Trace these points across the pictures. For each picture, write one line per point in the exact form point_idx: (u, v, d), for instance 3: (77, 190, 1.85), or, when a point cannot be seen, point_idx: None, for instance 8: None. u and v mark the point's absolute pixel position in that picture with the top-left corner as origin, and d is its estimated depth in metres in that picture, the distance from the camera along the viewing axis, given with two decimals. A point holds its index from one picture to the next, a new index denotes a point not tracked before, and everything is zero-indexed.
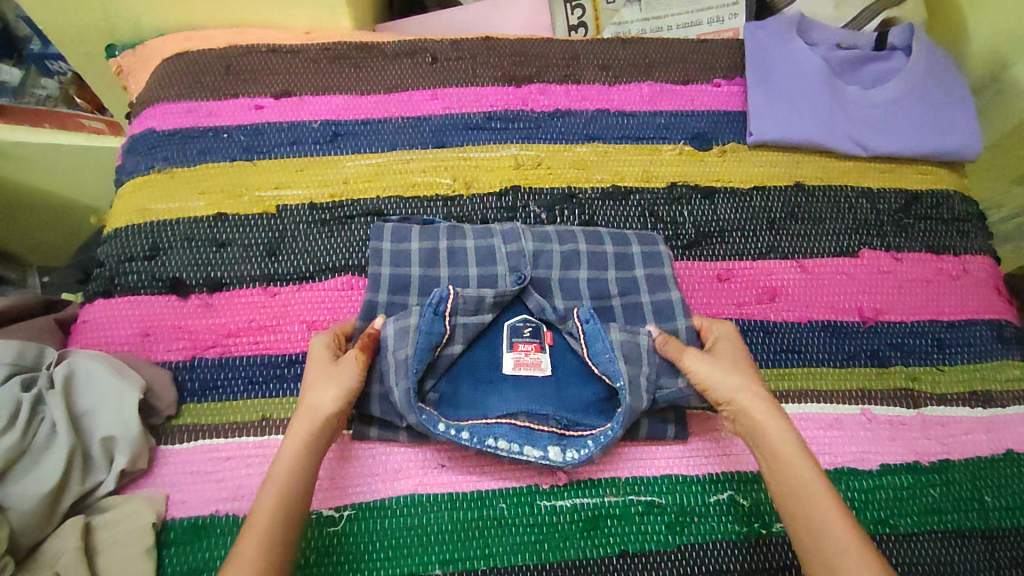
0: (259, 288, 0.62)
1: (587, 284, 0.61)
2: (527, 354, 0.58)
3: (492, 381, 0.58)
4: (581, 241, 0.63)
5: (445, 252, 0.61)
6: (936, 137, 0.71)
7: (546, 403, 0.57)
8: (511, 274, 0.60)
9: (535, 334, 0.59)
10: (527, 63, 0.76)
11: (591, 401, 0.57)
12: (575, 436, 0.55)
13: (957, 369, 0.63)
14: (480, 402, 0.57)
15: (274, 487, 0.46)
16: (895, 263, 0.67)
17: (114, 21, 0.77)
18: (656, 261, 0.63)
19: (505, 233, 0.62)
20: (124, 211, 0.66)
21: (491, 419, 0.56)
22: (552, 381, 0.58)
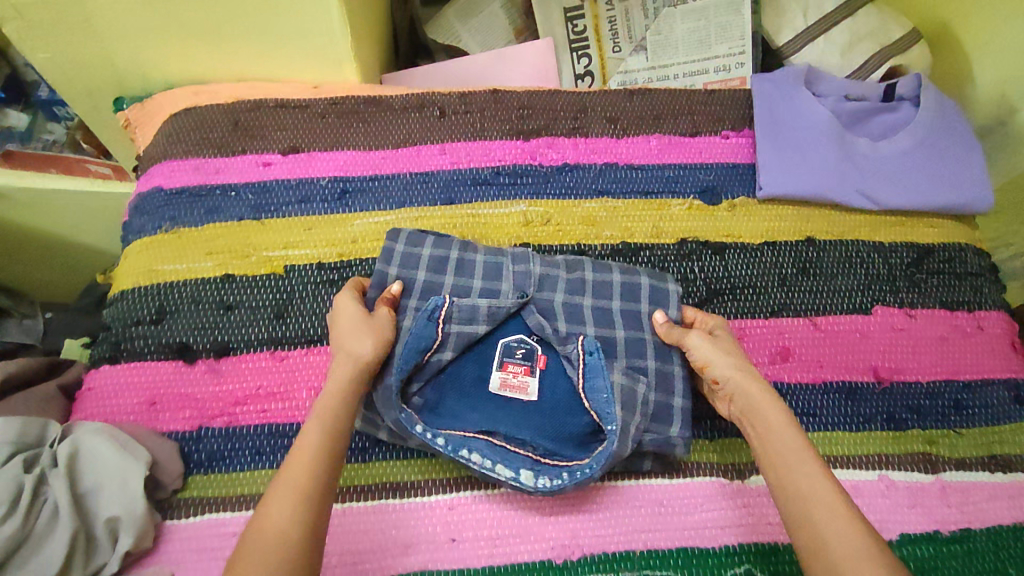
0: (267, 352, 0.61)
1: (589, 312, 0.61)
2: (515, 376, 0.58)
3: (479, 394, 0.58)
4: (588, 272, 0.63)
5: (455, 266, 0.62)
6: (948, 190, 0.71)
7: (526, 427, 0.56)
8: (513, 296, 0.61)
9: (530, 359, 0.59)
10: (535, 116, 0.75)
11: (574, 435, 0.57)
12: (550, 464, 0.55)
13: (976, 432, 0.62)
14: (459, 415, 0.57)
15: (320, 421, 0.50)
16: (909, 321, 0.66)
17: (122, 75, 0.77)
18: (662, 298, 0.62)
19: (515, 255, 0.63)
20: (130, 272, 0.66)
21: (467, 433, 0.55)
22: (538, 407, 0.58)
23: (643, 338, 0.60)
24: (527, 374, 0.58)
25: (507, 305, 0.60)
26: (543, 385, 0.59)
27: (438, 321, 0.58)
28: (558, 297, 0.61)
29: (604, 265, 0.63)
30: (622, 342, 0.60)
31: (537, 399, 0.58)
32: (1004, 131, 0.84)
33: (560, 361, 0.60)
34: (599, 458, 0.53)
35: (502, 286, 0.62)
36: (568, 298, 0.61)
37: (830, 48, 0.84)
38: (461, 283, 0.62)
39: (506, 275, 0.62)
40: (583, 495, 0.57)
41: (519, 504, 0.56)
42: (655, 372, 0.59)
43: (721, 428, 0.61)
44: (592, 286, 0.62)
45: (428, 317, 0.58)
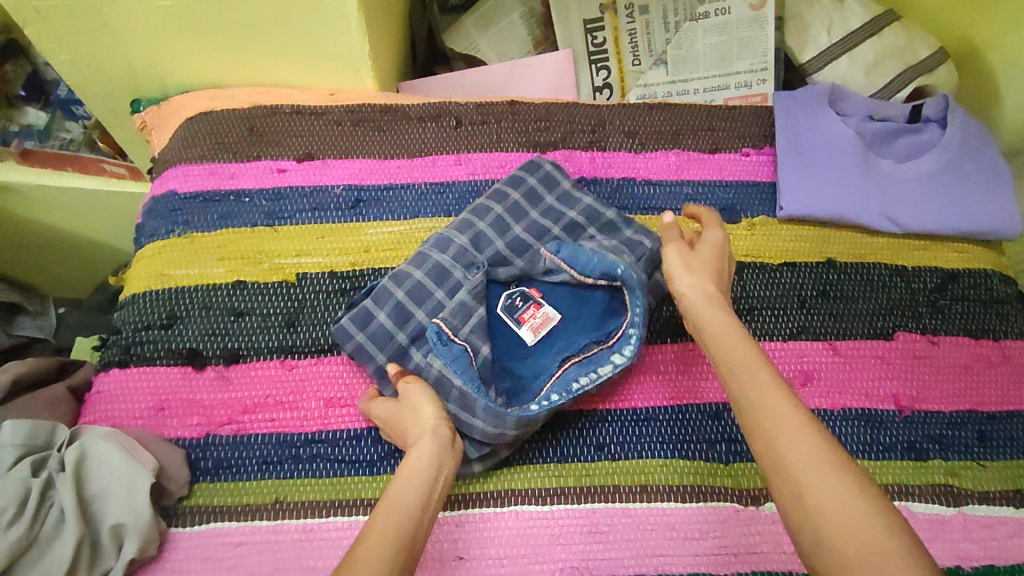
0: (277, 361, 0.61)
1: (518, 229, 0.66)
2: (534, 317, 0.61)
3: (535, 346, 0.61)
4: (498, 205, 0.66)
5: (407, 297, 0.61)
6: (975, 214, 0.69)
7: (576, 339, 0.62)
8: (472, 273, 0.62)
9: (528, 301, 0.62)
10: (552, 128, 0.75)
11: (603, 310, 0.63)
12: (619, 339, 0.60)
13: (1000, 465, 0.60)
14: (539, 369, 0.60)
15: (392, 507, 0.43)
16: (931, 348, 0.65)
17: (140, 78, 0.77)
18: (554, 181, 0.69)
19: (435, 244, 0.63)
20: (141, 276, 0.65)
21: (561, 374, 0.59)
22: (565, 320, 0.62)
23: (570, 219, 0.67)
24: (539, 309, 0.62)
25: (479, 280, 0.61)
26: (553, 303, 0.63)
27: (450, 339, 0.58)
28: (495, 243, 0.65)
29: (498, 193, 0.67)
30: (556, 228, 0.67)
31: (561, 314, 0.62)
32: None
33: (547, 282, 0.64)
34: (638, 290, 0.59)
35: (457, 274, 0.62)
36: (499, 235, 0.65)
37: (854, 67, 0.83)
38: (430, 300, 0.61)
39: (456, 266, 0.63)
40: (594, 516, 0.56)
41: (529, 524, 0.55)
42: (583, 209, 0.68)
43: (737, 451, 0.59)
44: (508, 218, 0.66)
45: (440, 341, 0.58)
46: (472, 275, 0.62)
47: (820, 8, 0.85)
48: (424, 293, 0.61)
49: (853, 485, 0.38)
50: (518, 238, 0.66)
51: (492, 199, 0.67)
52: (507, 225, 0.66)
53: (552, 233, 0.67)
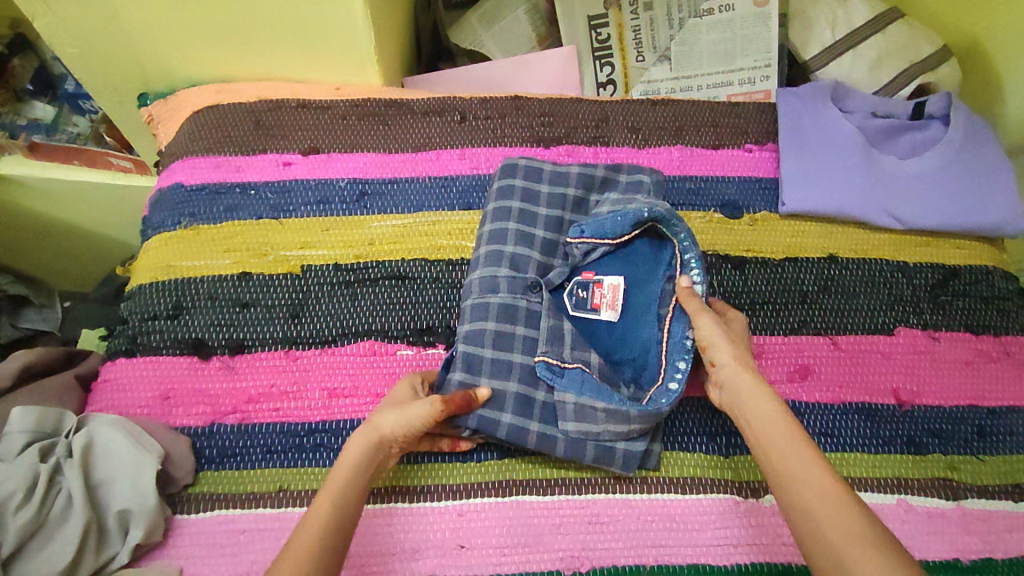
0: (282, 351, 0.61)
1: (539, 231, 0.63)
2: (601, 295, 0.61)
3: (623, 321, 0.61)
4: (509, 222, 0.63)
5: (472, 347, 0.58)
6: (977, 211, 0.69)
7: (648, 292, 0.61)
8: (536, 296, 0.61)
9: (588, 288, 0.62)
10: (556, 123, 0.75)
11: (646, 264, 0.62)
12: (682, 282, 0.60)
13: (999, 460, 0.60)
14: (643, 339, 0.60)
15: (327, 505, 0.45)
16: (932, 343, 0.65)
17: (148, 72, 0.78)
18: (557, 175, 0.65)
19: (481, 286, 0.60)
20: (148, 267, 0.66)
21: (667, 338, 0.59)
22: (630, 281, 0.62)
23: (585, 199, 0.66)
24: (602, 286, 0.62)
25: (547, 298, 0.60)
26: (609, 272, 0.63)
27: (557, 370, 0.58)
28: (535, 260, 0.62)
29: (499, 210, 0.64)
30: (567, 210, 0.65)
31: (623, 276, 0.62)
32: None
33: (593, 261, 0.63)
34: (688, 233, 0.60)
35: (523, 303, 0.60)
36: (530, 249, 0.62)
37: (858, 64, 0.83)
38: (491, 338, 0.58)
39: (518, 295, 0.60)
40: (595, 507, 0.56)
41: (530, 513, 0.55)
42: (578, 178, 0.66)
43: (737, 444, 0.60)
44: (525, 227, 0.63)
45: (553, 372, 0.58)
46: (534, 297, 0.61)
47: (824, 5, 0.85)
48: (485, 336, 0.58)
49: (866, 526, 0.40)
50: (546, 240, 0.63)
51: (496, 219, 0.63)
52: (530, 233, 0.63)
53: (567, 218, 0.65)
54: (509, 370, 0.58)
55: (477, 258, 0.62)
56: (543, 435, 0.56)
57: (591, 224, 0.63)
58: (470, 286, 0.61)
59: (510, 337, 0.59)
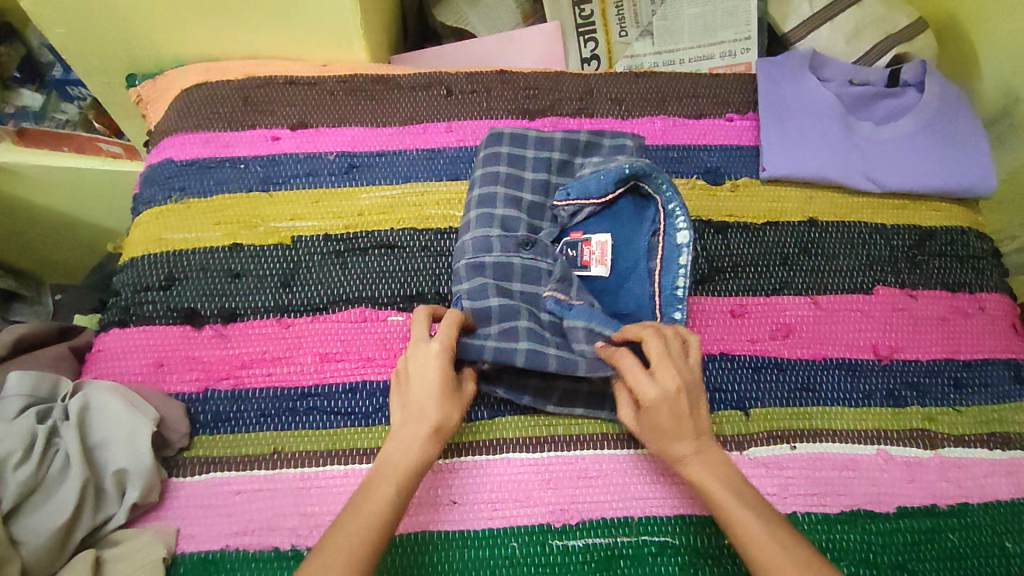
0: (274, 319, 0.62)
1: (527, 194, 0.65)
2: (589, 253, 0.63)
3: (613, 276, 0.63)
4: (498, 185, 0.64)
5: (475, 300, 0.59)
6: (951, 173, 0.71)
7: (636, 248, 0.63)
8: (528, 253, 0.62)
9: (577, 246, 0.63)
10: (541, 96, 0.76)
11: (631, 223, 0.65)
12: (667, 234, 0.62)
13: (975, 410, 0.62)
14: (637, 294, 0.62)
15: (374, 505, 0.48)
16: (910, 301, 0.67)
17: (136, 52, 0.78)
18: (539, 140, 0.67)
19: (474, 247, 0.61)
20: (139, 241, 0.67)
21: (659, 291, 0.61)
22: (617, 239, 0.64)
23: (568, 162, 0.67)
24: (590, 243, 0.63)
25: (541, 252, 0.62)
26: (596, 231, 0.65)
27: (566, 304, 0.59)
28: (524, 221, 0.64)
29: (486, 175, 0.65)
30: (552, 173, 0.66)
31: (610, 234, 0.64)
32: (1007, 117, 0.85)
33: (581, 222, 0.65)
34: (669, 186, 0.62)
35: (517, 260, 0.61)
36: (519, 212, 0.64)
37: (836, 35, 0.85)
38: (494, 292, 0.59)
39: (511, 253, 0.61)
40: (583, 462, 0.57)
41: (521, 469, 0.57)
42: (562, 142, 0.67)
43: (721, 400, 0.61)
44: (512, 192, 0.64)
45: (560, 305, 0.59)
46: (526, 254, 0.62)
47: None
48: (489, 289, 0.59)
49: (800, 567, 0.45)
50: (533, 204, 0.65)
51: (484, 183, 0.65)
52: (518, 197, 0.64)
53: (553, 181, 0.66)
54: (517, 313, 0.59)
55: (469, 221, 0.63)
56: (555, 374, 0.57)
57: (576, 185, 0.64)
58: (464, 247, 0.62)
59: (510, 290, 0.60)
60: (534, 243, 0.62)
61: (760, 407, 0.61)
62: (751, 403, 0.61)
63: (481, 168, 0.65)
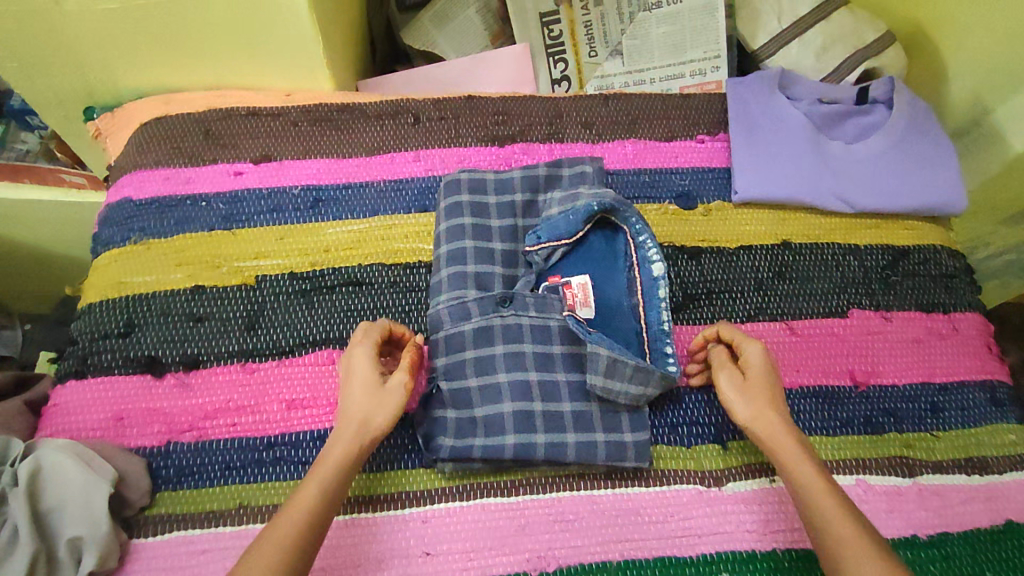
0: (238, 365, 0.61)
1: (496, 242, 0.63)
2: (574, 296, 0.61)
3: (600, 316, 0.61)
4: (467, 239, 0.62)
5: (451, 382, 0.58)
6: (920, 194, 0.72)
7: (613, 288, 0.62)
8: (508, 310, 0.59)
9: (557, 289, 0.61)
10: (510, 122, 0.76)
11: (606, 259, 0.63)
12: (641, 267, 0.62)
13: (953, 435, 0.62)
14: (626, 332, 0.61)
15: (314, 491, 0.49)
16: (884, 324, 0.67)
17: (93, 84, 0.76)
18: (506, 184, 0.66)
19: (452, 313, 0.59)
20: (97, 284, 0.64)
21: (647, 328, 0.60)
22: (596, 277, 0.62)
23: (535, 201, 0.66)
24: (571, 286, 0.61)
25: (523, 302, 0.59)
26: (572, 272, 0.63)
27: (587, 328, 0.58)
28: (498, 271, 0.62)
29: (453, 229, 0.63)
30: (518, 216, 0.65)
31: (589, 276, 0.62)
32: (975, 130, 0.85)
33: (555, 264, 0.63)
34: (635, 218, 0.63)
35: (497, 321, 0.59)
36: (493, 266, 0.62)
37: (805, 51, 0.84)
38: (472, 367, 0.58)
39: (491, 315, 0.59)
40: (559, 505, 0.56)
41: (495, 516, 0.55)
42: (523, 181, 0.66)
43: (697, 434, 0.60)
44: (482, 243, 0.63)
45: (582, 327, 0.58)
46: (505, 311, 0.59)
47: None
48: (466, 367, 0.58)
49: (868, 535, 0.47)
50: (505, 253, 0.63)
51: (451, 238, 0.63)
52: (489, 248, 0.63)
53: (520, 224, 0.64)
54: (499, 394, 0.57)
55: (440, 283, 0.61)
56: (551, 449, 0.56)
57: (545, 227, 0.63)
58: (440, 316, 0.60)
59: (492, 358, 0.58)
60: (512, 298, 0.59)
61: (739, 438, 0.60)
62: (729, 435, 0.60)
63: (444, 224, 0.64)
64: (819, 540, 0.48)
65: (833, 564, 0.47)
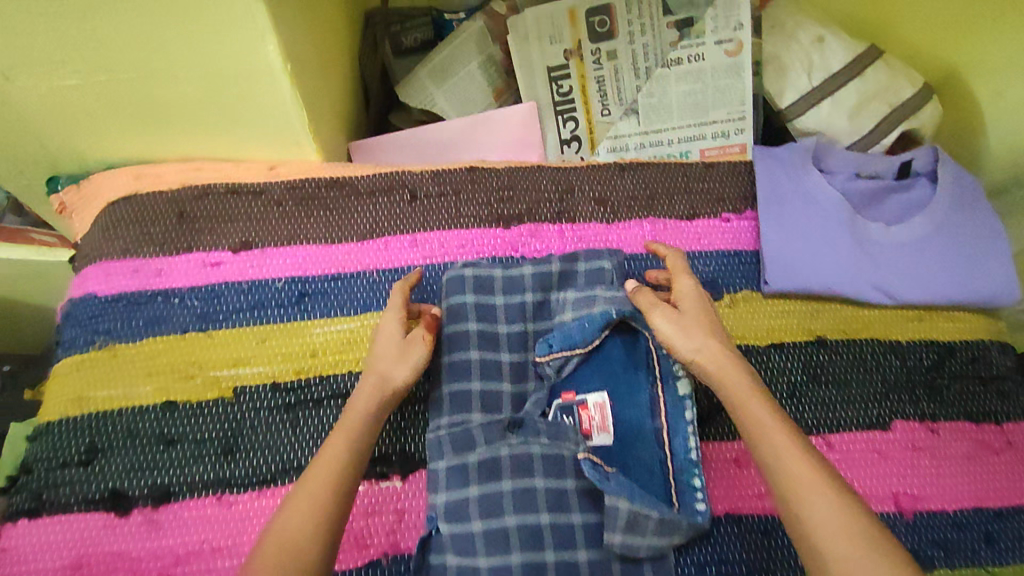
0: (213, 497, 0.55)
1: (504, 352, 0.58)
2: (590, 419, 0.55)
3: (619, 442, 0.55)
4: (472, 352, 0.56)
5: (453, 524, 0.51)
6: (965, 285, 0.66)
7: (635, 408, 0.56)
8: (517, 437, 0.53)
9: (573, 412, 0.56)
10: (517, 198, 0.69)
11: (625, 371, 0.57)
12: (665, 387, 0.56)
13: (1009, 569, 0.57)
14: (649, 461, 0.54)
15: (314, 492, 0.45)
16: (931, 438, 0.62)
17: (53, 153, 0.67)
18: (516, 283, 0.59)
19: (455, 441, 0.53)
20: (57, 396, 0.59)
21: (671, 457, 0.54)
22: (616, 397, 0.56)
23: (547, 301, 0.60)
24: (587, 407, 0.56)
25: (534, 429, 0.53)
26: (588, 388, 0.57)
27: (603, 471, 0.51)
28: (506, 386, 0.57)
29: (456, 338, 0.57)
30: (528, 320, 0.59)
31: (606, 393, 0.56)
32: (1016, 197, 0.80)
33: (569, 377, 0.57)
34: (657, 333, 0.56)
35: (505, 451, 0.52)
36: (500, 382, 0.56)
37: (838, 111, 0.77)
38: (477, 506, 0.51)
39: (498, 444, 0.52)
40: None
41: None
42: (533, 279, 0.59)
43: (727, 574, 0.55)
44: (489, 354, 0.57)
45: (599, 473, 0.51)
46: (514, 439, 0.53)
47: (800, 49, 0.78)
48: (469, 506, 0.51)
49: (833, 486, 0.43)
50: (513, 365, 0.58)
51: (454, 349, 0.56)
52: (497, 360, 0.57)
53: (531, 329, 0.59)
54: (506, 540, 0.50)
55: (441, 403, 0.55)
56: None
57: (557, 335, 0.57)
58: (441, 444, 0.53)
59: (499, 496, 0.51)
60: (522, 424, 0.54)
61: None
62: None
63: (446, 331, 0.58)
64: (773, 479, 0.45)
65: (790, 512, 0.43)
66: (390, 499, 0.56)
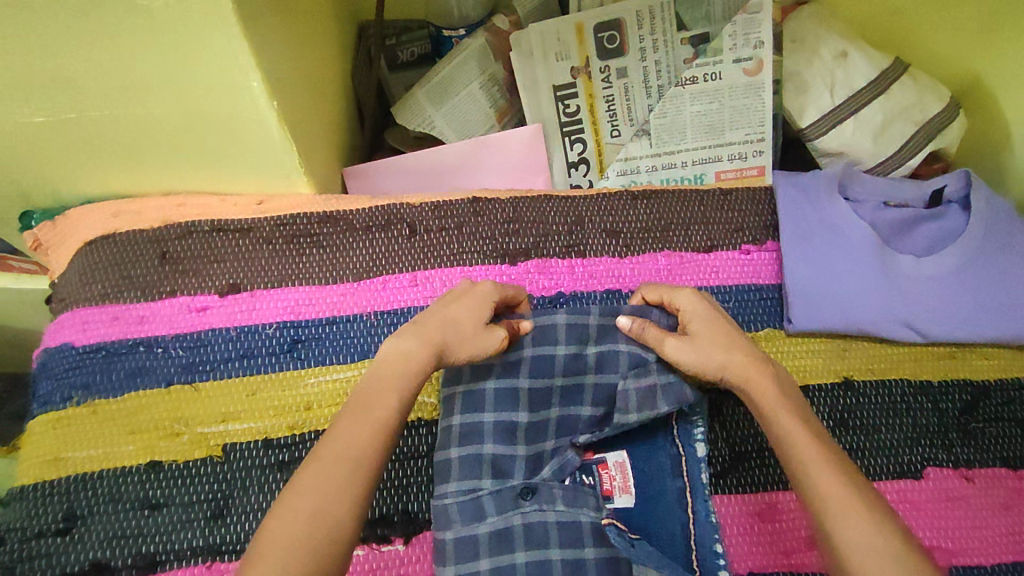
0: (202, 566, 0.51)
1: (522, 411, 0.52)
2: (612, 479, 0.53)
3: (641, 504, 0.52)
4: (484, 412, 0.51)
5: None
6: (1004, 320, 0.61)
7: (653, 468, 0.53)
8: (530, 504, 0.50)
9: (593, 472, 0.54)
10: (522, 232, 0.64)
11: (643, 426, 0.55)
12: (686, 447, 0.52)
13: None
14: (671, 526, 0.51)
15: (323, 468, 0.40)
16: (965, 486, 0.58)
17: (28, 189, 0.61)
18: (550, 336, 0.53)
19: (463, 511, 0.49)
20: (34, 456, 0.55)
21: (694, 519, 0.50)
22: (635, 456, 0.54)
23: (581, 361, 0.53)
24: (607, 466, 0.54)
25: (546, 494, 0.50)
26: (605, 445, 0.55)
27: (628, 537, 0.48)
28: (518, 448, 0.52)
29: (468, 399, 0.51)
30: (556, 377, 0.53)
31: (625, 452, 0.54)
32: None
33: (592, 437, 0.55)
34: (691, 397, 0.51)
35: (519, 518, 0.49)
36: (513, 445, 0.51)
37: (861, 132, 0.73)
38: None
39: (511, 510, 0.49)
40: None
41: None
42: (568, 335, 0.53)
43: None
44: (503, 412, 0.51)
45: (624, 540, 0.48)
46: (528, 506, 0.50)
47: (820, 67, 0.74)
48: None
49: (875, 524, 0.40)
50: (530, 424, 0.52)
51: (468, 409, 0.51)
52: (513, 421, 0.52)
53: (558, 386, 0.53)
54: None
55: (448, 465, 0.50)
56: None
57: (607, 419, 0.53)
58: (448, 512, 0.48)
59: (513, 568, 0.47)
60: (535, 489, 0.50)
61: None
62: None
63: (461, 387, 0.51)
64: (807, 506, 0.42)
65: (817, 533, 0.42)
66: (389, 565, 0.52)
